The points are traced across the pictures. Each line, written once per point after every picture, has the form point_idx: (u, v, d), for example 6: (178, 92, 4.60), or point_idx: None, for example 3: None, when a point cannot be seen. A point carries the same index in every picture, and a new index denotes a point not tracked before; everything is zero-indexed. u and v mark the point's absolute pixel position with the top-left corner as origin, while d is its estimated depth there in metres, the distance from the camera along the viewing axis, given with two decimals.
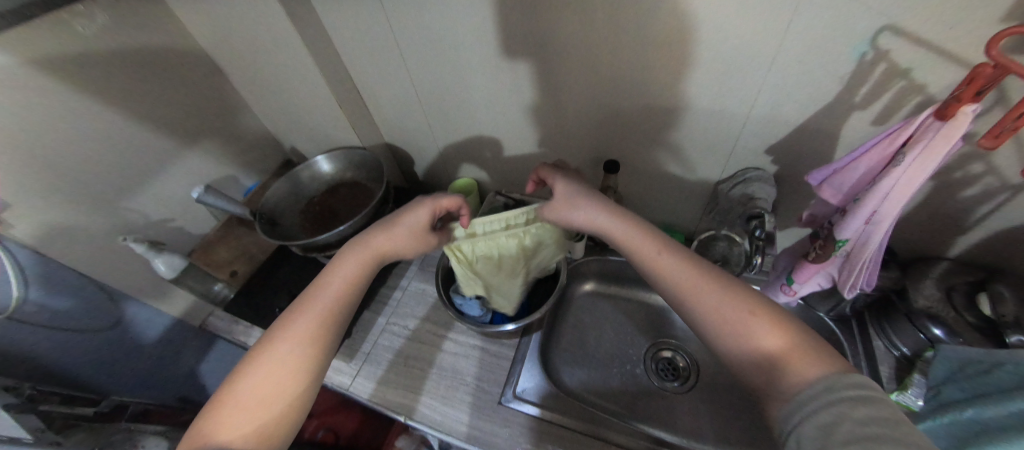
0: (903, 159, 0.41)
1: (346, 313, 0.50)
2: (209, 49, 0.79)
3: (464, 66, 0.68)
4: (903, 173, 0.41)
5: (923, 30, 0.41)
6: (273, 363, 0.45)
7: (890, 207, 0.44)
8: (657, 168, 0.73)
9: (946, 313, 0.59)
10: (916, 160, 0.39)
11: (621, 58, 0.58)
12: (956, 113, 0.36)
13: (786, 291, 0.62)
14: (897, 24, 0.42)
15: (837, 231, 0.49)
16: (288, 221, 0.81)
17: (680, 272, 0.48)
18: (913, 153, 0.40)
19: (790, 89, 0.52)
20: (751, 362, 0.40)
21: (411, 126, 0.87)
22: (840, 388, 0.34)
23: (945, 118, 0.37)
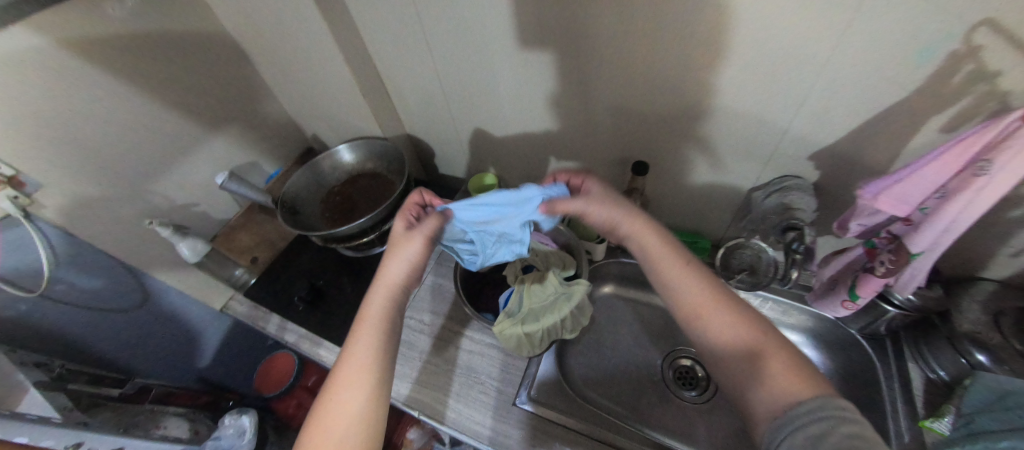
0: (990, 168, 0.37)
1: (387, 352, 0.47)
2: (236, 35, 0.79)
3: (493, 59, 0.66)
4: (992, 181, 0.38)
5: (1018, 29, 0.38)
6: (351, 396, 0.43)
7: (973, 214, 0.41)
8: (688, 171, 0.70)
9: (992, 338, 0.56)
10: (1007, 168, 0.36)
11: (660, 54, 0.55)
12: None
13: (850, 307, 0.57)
14: (989, 23, 0.39)
15: (909, 244, 0.46)
16: (308, 210, 0.81)
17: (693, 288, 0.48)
18: (1001, 160, 0.36)
19: (843, 93, 0.49)
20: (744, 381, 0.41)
21: (435, 118, 0.85)
22: (830, 408, 0.35)
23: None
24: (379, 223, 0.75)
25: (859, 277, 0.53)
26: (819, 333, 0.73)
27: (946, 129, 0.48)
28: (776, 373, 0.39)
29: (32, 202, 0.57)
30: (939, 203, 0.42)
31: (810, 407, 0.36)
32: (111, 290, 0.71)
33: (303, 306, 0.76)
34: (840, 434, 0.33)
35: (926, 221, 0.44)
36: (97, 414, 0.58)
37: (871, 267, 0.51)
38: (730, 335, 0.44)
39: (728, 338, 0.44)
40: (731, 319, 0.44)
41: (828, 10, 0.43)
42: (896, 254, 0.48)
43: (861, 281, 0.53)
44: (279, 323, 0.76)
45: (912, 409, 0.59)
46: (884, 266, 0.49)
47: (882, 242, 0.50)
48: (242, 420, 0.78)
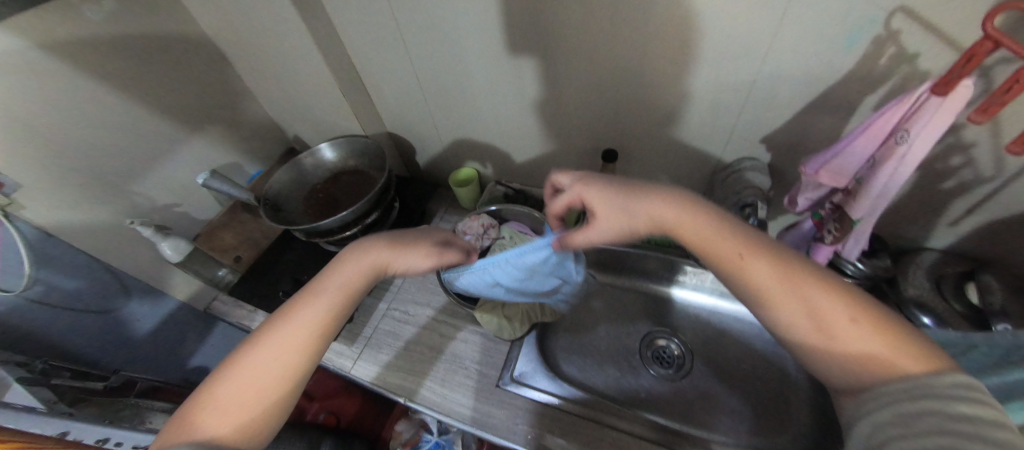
0: (909, 136, 0.41)
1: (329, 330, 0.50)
2: (215, 37, 0.80)
3: (466, 57, 0.69)
4: (912, 148, 0.41)
5: (928, 15, 0.43)
6: (278, 362, 0.45)
7: (900, 181, 0.44)
8: (655, 158, 0.74)
9: (936, 303, 0.61)
10: (924, 134, 0.40)
11: (620, 48, 0.59)
12: (957, 87, 0.37)
13: None
14: (903, 11, 0.43)
15: (849, 213, 0.49)
16: (291, 207, 0.82)
17: (766, 272, 0.43)
18: (918, 128, 0.40)
19: (787, 77, 0.54)
20: (836, 366, 0.39)
21: (414, 115, 0.88)
22: (935, 388, 0.33)
23: (943, 93, 0.38)
24: (361, 216, 0.77)
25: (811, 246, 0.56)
26: None
27: (878, 108, 0.53)
28: (877, 356, 0.37)
29: (12, 202, 0.58)
30: (869, 172, 0.46)
31: (907, 386, 0.34)
32: (92, 292, 0.71)
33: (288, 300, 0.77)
34: (937, 417, 0.31)
35: (860, 190, 0.47)
36: (81, 409, 0.58)
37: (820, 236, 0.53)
38: (810, 320, 0.40)
39: (816, 325, 0.40)
40: (815, 302, 0.40)
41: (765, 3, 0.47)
42: (840, 222, 0.50)
43: (813, 250, 0.55)
44: (265, 319, 0.77)
45: None
46: (830, 235, 0.52)
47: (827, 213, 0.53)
48: None
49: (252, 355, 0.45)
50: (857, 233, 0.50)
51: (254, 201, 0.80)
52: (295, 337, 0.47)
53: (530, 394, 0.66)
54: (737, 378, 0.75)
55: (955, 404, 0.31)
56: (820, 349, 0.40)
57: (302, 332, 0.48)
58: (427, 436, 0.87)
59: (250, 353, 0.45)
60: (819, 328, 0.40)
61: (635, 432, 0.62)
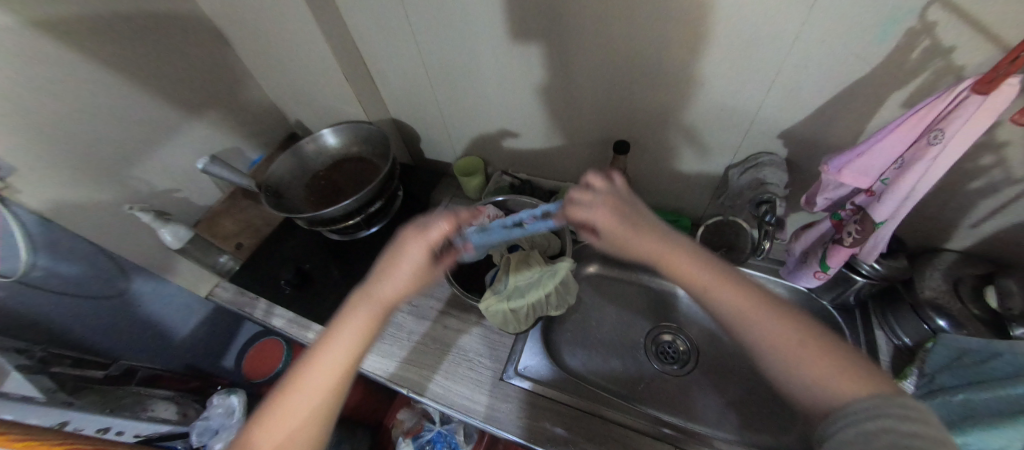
0: (943, 137, 0.38)
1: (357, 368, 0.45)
2: (213, 17, 0.77)
3: (475, 42, 0.66)
4: (944, 149, 0.39)
5: (969, 5, 0.40)
6: (303, 409, 0.42)
7: (929, 184, 0.42)
8: (668, 151, 0.71)
9: (952, 305, 0.60)
10: (958, 136, 0.38)
11: (637, 35, 0.56)
12: (1000, 86, 0.34)
13: (820, 277, 0.56)
14: (942, 1, 0.41)
15: (870, 215, 0.46)
16: (292, 194, 0.80)
17: (727, 296, 0.43)
18: (953, 128, 0.38)
19: (812, 69, 0.51)
20: (796, 387, 0.38)
21: (419, 102, 0.85)
22: (889, 405, 0.32)
23: (984, 92, 0.35)
24: (364, 205, 0.75)
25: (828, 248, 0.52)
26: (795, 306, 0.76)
27: (906, 104, 0.50)
28: (834, 376, 0.36)
29: (6, 187, 0.56)
30: (896, 173, 0.43)
31: (862, 404, 0.33)
32: (92, 278, 0.71)
33: (290, 289, 0.76)
34: (893, 434, 0.31)
35: (886, 191, 0.44)
36: (82, 397, 0.58)
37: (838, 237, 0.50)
38: (774, 339, 0.39)
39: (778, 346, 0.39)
40: (772, 323, 0.40)
41: None
42: (860, 224, 0.47)
43: (830, 251, 0.52)
44: (266, 309, 0.76)
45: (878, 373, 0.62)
46: (851, 237, 0.48)
47: (847, 214, 0.50)
48: (231, 400, 0.77)
49: (277, 401, 0.42)
50: (879, 234, 0.47)
51: (255, 188, 0.78)
52: (320, 382, 0.43)
53: (535, 388, 0.66)
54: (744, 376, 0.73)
55: (906, 420, 0.31)
56: (785, 364, 0.39)
57: (330, 375, 0.43)
58: (429, 426, 0.86)
59: (275, 399, 0.42)
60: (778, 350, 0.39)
61: (642, 428, 0.62)
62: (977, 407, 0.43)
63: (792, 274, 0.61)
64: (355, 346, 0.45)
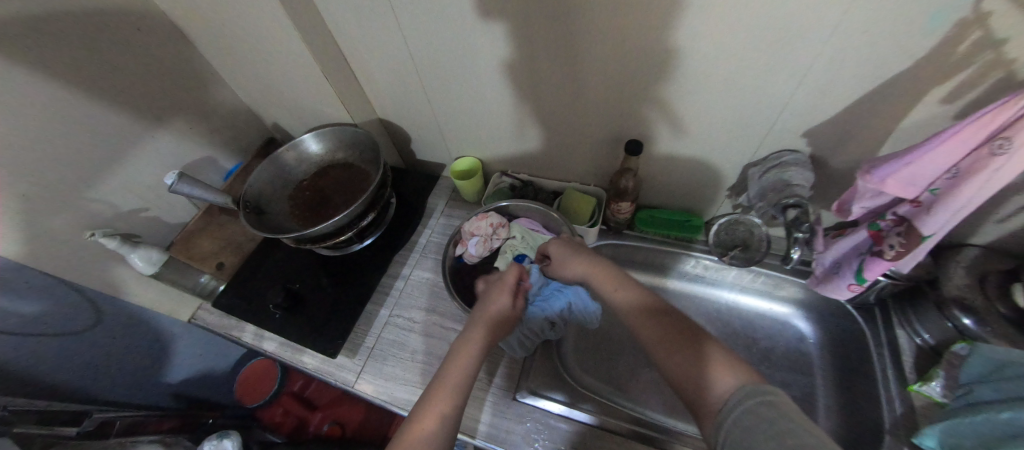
0: (1011, 146, 0.35)
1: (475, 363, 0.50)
2: (171, 12, 0.68)
3: (470, 39, 0.60)
4: (1011, 160, 0.35)
5: None
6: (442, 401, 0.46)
7: (986, 194, 0.39)
8: (680, 150, 0.67)
9: (977, 303, 0.58)
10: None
11: (652, 30, 0.50)
12: None
13: (854, 289, 0.54)
14: None
15: (917, 227, 0.44)
16: (276, 209, 0.73)
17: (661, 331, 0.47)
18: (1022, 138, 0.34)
19: (846, 63, 0.46)
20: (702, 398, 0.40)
21: (408, 101, 0.78)
22: (756, 394, 0.37)
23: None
24: (356, 219, 0.69)
25: (865, 260, 0.50)
26: (810, 304, 0.74)
27: (947, 99, 0.46)
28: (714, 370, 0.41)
29: None
30: (953, 183, 0.40)
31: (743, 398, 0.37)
32: (59, 315, 0.64)
33: (280, 314, 0.70)
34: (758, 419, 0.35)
35: (937, 203, 0.41)
36: None
37: (880, 250, 0.48)
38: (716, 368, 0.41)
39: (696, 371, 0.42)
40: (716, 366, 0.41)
41: None
42: (908, 236, 0.45)
43: (867, 264, 0.50)
44: (255, 331, 0.72)
45: (902, 375, 0.61)
46: (893, 250, 0.47)
47: (888, 224, 0.48)
48: (223, 444, 0.77)
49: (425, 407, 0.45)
50: (925, 244, 0.45)
51: (233, 204, 0.71)
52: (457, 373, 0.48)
53: (552, 408, 0.62)
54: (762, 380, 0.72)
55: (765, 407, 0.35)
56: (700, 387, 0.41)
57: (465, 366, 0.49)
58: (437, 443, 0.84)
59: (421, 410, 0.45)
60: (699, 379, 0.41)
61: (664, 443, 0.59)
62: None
63: (820, 285, 0.59)
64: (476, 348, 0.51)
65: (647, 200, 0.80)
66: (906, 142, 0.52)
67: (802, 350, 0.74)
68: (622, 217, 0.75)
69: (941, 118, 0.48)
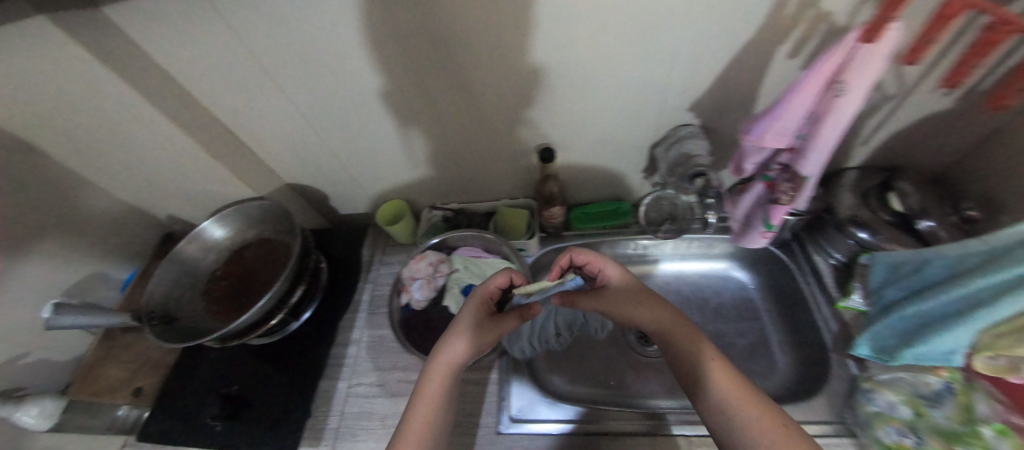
0: (847, 88, 0.40)
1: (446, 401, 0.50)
2: (32, 130, 0.58)
3: (361, 86, 0.58)
4: (851, 99, 0.40)
5: None
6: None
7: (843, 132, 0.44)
8: (590, 147, 0.69)
9: (867, 216, 0.66)
10: (860, 85, 0.39)
11: (534, 46, 0.52)
12: (885, 32, 0.36)
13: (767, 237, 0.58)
14: None
15: (799, 171, 0.48)
16: (190, 310, 0.66)
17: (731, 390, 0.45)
18: (854, 79, 0.39)
19: (705, 40, 0.51)
20: None
21: (315, 159, 0.74)
22: None
23: (873, 40, 0.37)
24: (284, 297, 0.64)
25: (768, 209, 0.55)
26: (743, 254, 0.79)
27: (793, 53, 0.52)
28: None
29: None
30: (814, 127, 0.45)
31: None
32: None
33: (220, 424, 0.62)
34: None
35: (809, 147, 0.46)
36: None
37: (777, 198, 0.53)
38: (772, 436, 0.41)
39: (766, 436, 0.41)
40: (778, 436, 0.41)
41: None
42: (795, 181, 0.49)
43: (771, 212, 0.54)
44: None
45: (829, 296, 0.67)
46: (788, 196, 0.51)
47: (777, 174, 0.52)
48: None
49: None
50: (809, 184, 0.49)
51: (134, 321, 0.63)
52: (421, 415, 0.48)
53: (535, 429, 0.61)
54: (721, 337, 0.74)
55: None
56: None
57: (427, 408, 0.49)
58: None
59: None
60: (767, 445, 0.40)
61: (643, 431, 0.60)
62: (938, 323, 0.49)
63: (740, 239, 0.63)
64: (444, 380, 0.50)
65: (577, 199, 0.82)
66: (775, 95, 0.58)
67: (747, 298, 0.78)
68: (557, 220, 0.76)
69: (794, 70, 0.54)
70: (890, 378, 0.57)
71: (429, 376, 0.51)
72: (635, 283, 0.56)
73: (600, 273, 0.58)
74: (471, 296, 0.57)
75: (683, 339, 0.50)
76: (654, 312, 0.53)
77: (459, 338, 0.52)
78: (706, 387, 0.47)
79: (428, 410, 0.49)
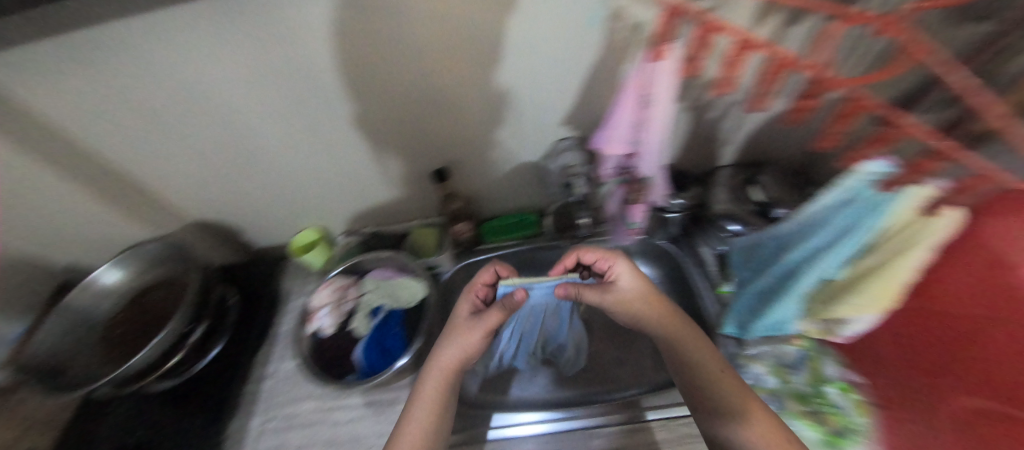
0: (654, 100, 0.46)
1: (443, 402, 0.52)
2: None
3: (248, 120, 0.60)
4: (660, 109, 0.46)
5: None
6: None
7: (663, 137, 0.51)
8: (487, 163, 0.74)
9: (735, 209, 0.72)
10: (663, 98, 0.45)
11: (405, 74, 0.56)
12: (667, 53, 0.42)
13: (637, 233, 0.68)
14: None
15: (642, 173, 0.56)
16: (84, 360, 0.64)
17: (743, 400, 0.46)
18: (657, 93, 0.45)
19: (560, 63, 0.57)
20: None
21: (217, 196, 0.74)
22: None
23: (661, 59, 0.42)
24: (182, 335, 0.64)
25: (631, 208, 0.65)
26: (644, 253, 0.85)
27: None
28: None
29: None
30: (642, 135, 0.51)
31: None
32: None
33: None
34: None
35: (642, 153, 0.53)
36: None
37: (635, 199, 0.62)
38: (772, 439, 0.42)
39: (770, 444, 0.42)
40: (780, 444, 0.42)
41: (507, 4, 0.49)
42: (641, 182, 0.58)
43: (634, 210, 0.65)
44: None
45: (713, 284, 0.73)
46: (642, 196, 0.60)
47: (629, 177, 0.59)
48: None
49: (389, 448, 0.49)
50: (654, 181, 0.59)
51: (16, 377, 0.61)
52: (420, 414, 0.51)
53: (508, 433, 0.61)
54: None
55: None
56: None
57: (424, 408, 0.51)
58: None
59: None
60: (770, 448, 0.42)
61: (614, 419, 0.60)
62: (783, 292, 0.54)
63: (618, 237, 0.71)
64: (439, 383, 0.53)
65: (487, 214, 0.87)
66: None
67: None
68: (466, 236, 0.79)
69: None
70: (757, 353, 0.59)
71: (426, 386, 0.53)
72: (637, 281, 0.57)
73: (609, 270, 0.58)
74: (464, 291, 0.61)
75: (689, 349, 0.51)
76: (655, 316, 0.54)
77: (457, 346, 0.54)
78: (715, 394, 0.47)
79: (424, 411, 0.51)
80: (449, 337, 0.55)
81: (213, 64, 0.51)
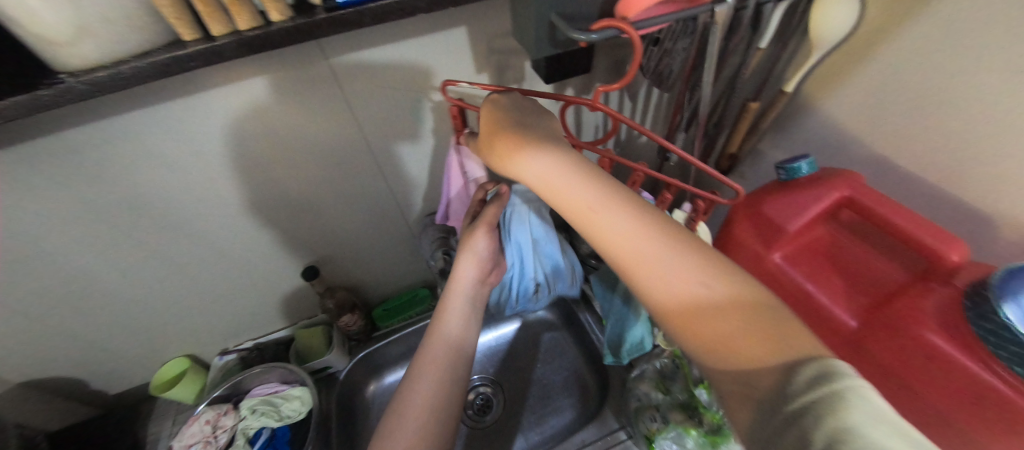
0: (471, 174, 0.58)
1: (463, 338, 0.51)
2: None
3: (75, 260, 0.56)
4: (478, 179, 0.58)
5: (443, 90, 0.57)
6: (424, 386, 0.46)
7: None
8: (362, 249, 0.76)
9: None
10: (476, 170, 0.57)
11: (249, 185, 0.58)
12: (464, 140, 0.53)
13: None
14: (432, 91, 0.56)
15: None
16: None
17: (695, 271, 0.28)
18: (471, 168, 0.57)
19: (402, 153, 0.63)
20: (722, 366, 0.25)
21: (46, 351, 0.65)
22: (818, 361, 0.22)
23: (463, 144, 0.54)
24: None
25: None
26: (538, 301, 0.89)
27: None
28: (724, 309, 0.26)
29: None
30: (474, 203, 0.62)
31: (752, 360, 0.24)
32: None
33: None
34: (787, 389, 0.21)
35: None
36: None
37: None
38: (702, 299, 0.27)
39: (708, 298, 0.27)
40: (670, 259, 0.29)
41: (332, 114, 0.54)
42: None
43: None
44: None
45: (596, 317, 0.79)
46: None
47: None
48: None
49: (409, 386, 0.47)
50: None
51: None
52: (443, 349, 0.50)
53: None
54: (544, 382, 0.81)
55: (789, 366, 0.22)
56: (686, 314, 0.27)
57: (446, 343, 0.50)
58: None
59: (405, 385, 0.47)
60: (693, 304, 0.27)
61: None
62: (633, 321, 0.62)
63: None
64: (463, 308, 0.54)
65: (377, 298, 0.88)
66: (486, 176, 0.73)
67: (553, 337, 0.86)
68: (355, 326, 0.79)
69: None
70: (641, 373, 0.67)
71: (429, 355, 0.49)
72: (552, 168, 0.35)
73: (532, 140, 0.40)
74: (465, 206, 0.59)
75: (645, 252, 0.29)
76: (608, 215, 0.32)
77: (472, 261, 0.55)
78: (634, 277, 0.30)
79: (441, 348, 0.50)
80: (465, 255, 0.55)
81: (18, 220, 0.49)
